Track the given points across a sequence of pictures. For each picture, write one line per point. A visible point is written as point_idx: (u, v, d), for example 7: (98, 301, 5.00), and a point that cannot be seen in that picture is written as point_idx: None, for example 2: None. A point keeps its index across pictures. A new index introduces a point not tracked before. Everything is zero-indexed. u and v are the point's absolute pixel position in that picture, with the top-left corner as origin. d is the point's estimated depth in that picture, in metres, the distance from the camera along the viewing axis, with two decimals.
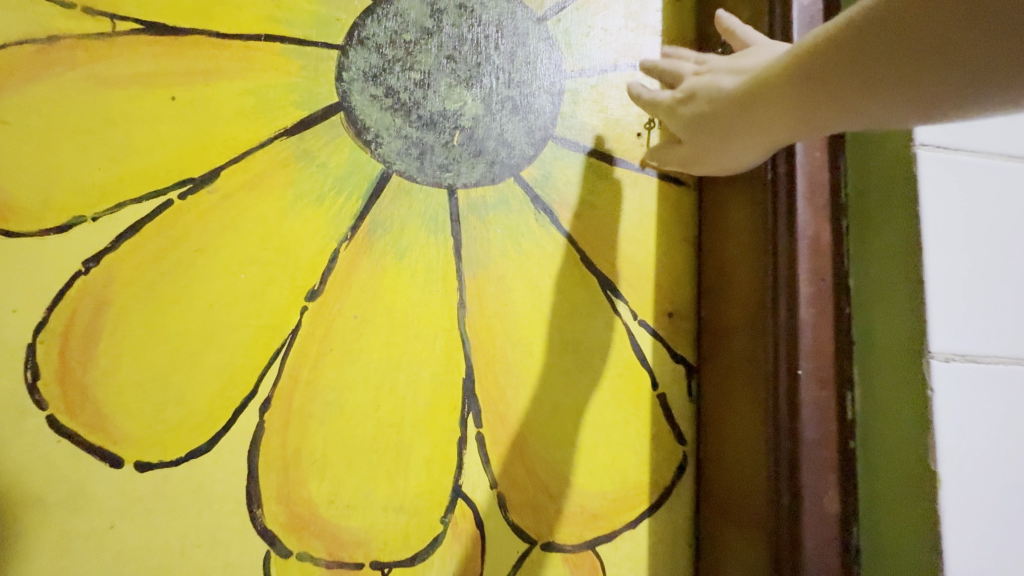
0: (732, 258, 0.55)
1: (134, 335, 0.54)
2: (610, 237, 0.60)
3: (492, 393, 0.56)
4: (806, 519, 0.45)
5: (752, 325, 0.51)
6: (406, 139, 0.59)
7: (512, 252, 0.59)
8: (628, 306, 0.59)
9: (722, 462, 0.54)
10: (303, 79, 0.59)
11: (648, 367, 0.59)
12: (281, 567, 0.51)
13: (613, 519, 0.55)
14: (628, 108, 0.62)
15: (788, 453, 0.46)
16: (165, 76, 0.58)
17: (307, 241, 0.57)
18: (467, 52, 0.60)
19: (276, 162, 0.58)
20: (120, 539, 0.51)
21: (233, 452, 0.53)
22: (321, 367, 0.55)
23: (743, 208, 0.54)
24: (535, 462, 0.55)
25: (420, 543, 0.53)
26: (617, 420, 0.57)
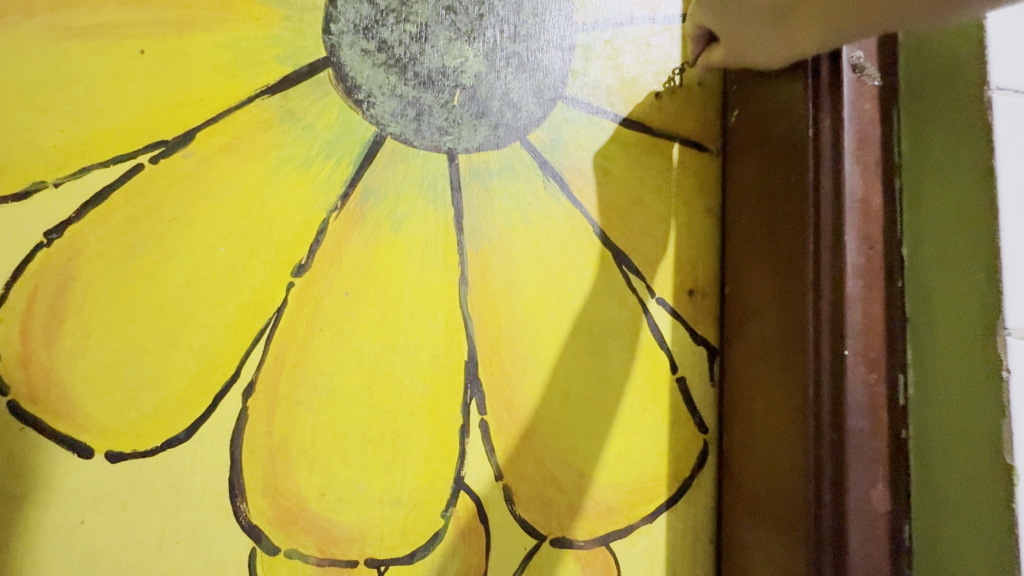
0: (760, 235, 0.53)
1: (103, 315, 0.49)
2: (623, 211, 0.57)
3: (496, 376, 0.53)
4: (853, 509, 0.44)
5: (786, 305, 0.49)
6: (401, 100, 0.55)
7: (521, 222, 0.55)
8: (643, 281, 0.57)
9: (745, 451, 0.52)
10: (287, 30, 0.54)
11: (663, 345, 0.56)
12: (272, 566, 0.49)
13: (630, 513, 0.53)
14: (646, 65, 0.58)
15: (832, 442, 0.44)
16: (132, 26, 0.53)
17: (293, 213, 0.52)
18: (467, 2, 0.56)
19: (259, 124, 0.53)
20: (93, 536, 0.47)
21: (219, 438, 0.49)
22: (309, 349, 0.51)
23: (776, 181, 0.51)
24: (543, 452, 0.53)
25: (419, 540, 0.50)
26: (622, 404, 0.55)
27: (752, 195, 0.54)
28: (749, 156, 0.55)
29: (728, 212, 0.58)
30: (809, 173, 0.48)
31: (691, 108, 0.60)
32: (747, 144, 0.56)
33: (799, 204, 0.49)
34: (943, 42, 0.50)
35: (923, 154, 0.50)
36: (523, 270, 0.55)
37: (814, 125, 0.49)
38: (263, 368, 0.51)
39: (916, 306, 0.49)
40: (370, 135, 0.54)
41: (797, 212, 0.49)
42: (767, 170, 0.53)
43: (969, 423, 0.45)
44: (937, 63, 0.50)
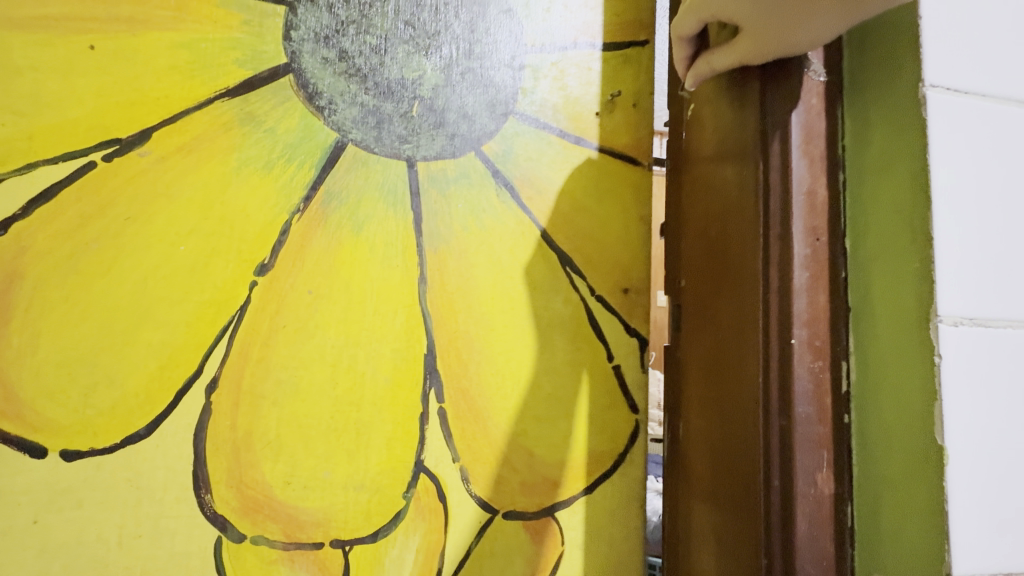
0: (710, 228, 0.53)
1: (54, 313, 0.49)
2: (569, 215, 0.61)
3: (453, 368, 0.56)
4: (798, 502, 0.45)
5: (736, 298, 0.49)
6: (361, 107, 0.56)
7: (476, 226, 0.58)
8: (586, 281, 0.61)
9: (697, 442, 0.53)
10: (246, 34, 0.55)
11: (603, 341, 0.60)
12: (236, 552, 0.50)
13: (569, 486, 0.57)
14: (587, 87, 0.62)
15: (780, 429, 0.45)
16: (84, 23, 0.52)
17: (254, 213, 0.53)
18: (425, 18, 0.58)
19: (218, 125, 0.53)
20: (53, 533, 0.47)
21: (180, 433, 0.50)
22: (271, 344, 0.53)
23: (724, 174, 0.52)
24: (496, 437, 0.56)
25: (381, 521, 0.53)
26: (573, 391, 0.59)
27: (700, 191, 0.55)
28: (698, 150, 0.56)
29: (680, 207, 0.59)
30: (758, 165, 0.48)
31: (631, 126, 0.63)
32: (696, 136, 0.56)
33: (746, 197, 0.49)
34: (880, 23, 0.48)
35: (867, 139, 0.48)
36: (477, 271, 0.58)
37: (765, 117, 0.48)
38: (226, 365, 0.52)
39: (858, 295, 0.48)
40: (331, 140, 0.56)
41: (745, 206, 0.49)
42: (716, 163, 0.53)
43: (907, 415, 0.43)
44: (882, 44, 0.47)
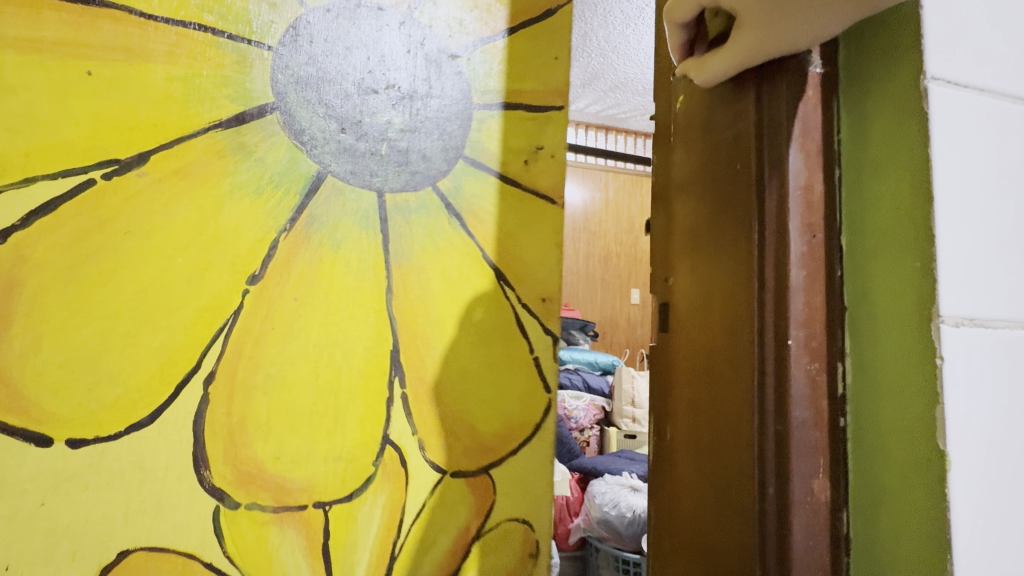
0: (694, 202, 0.42)
1: (59, 317, 0.55)
2: (502, 238, 0.72)
3: (414, 362, 0.66)
4: (794, 512, 0.32)
5: (728, 286, 0.37)
6: (339, 145, 0.66)
7: (432, 246, 0.69)
8: (515, 292, 0.71)
9: (679, 450, 0.42)
10: (236, 72, 0.62)
11: (527, 338, 0.71)
12: (231, 518, 0.58)
13: (504, 445, 0.69)
14: (521, 136, 0.73)
15: (776, 437, 0.33)
16: (80, 54, 0.57)
17: (246, 231, 0.61)
18: (393, 72, 0.69)
19: (212, 152, 0.61)
20: (62, 512, 0.53)
21: (180, 421, 0.57)
22: (261, 345, 0.61)
23: (718, 132, 0.40)
24: (451, 417, 0.67)
25: (355, 485, 0.62)
26: (513, 376, 0.70)
27: (690, 157, 0.43)
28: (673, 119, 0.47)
29: (673, 184, 0.46)
30: (754, 106, 0.36)
31: (550, 173, 0.74)
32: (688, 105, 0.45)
33: (750, 147, 0.36)
34: None
35: (865, 137, 0.35)
36: (434, 284, 0.69)
37: (764, 109, 0.35)
38: (221, 360, 0.59)
39: (855, 293, 0.35)
40: (312, 171, 0.64)
41: (732, 165, 0.38)
42: (706, 123, 0.41)
43: (908, 416, 0.31)
44: (887, 22, 0.34)
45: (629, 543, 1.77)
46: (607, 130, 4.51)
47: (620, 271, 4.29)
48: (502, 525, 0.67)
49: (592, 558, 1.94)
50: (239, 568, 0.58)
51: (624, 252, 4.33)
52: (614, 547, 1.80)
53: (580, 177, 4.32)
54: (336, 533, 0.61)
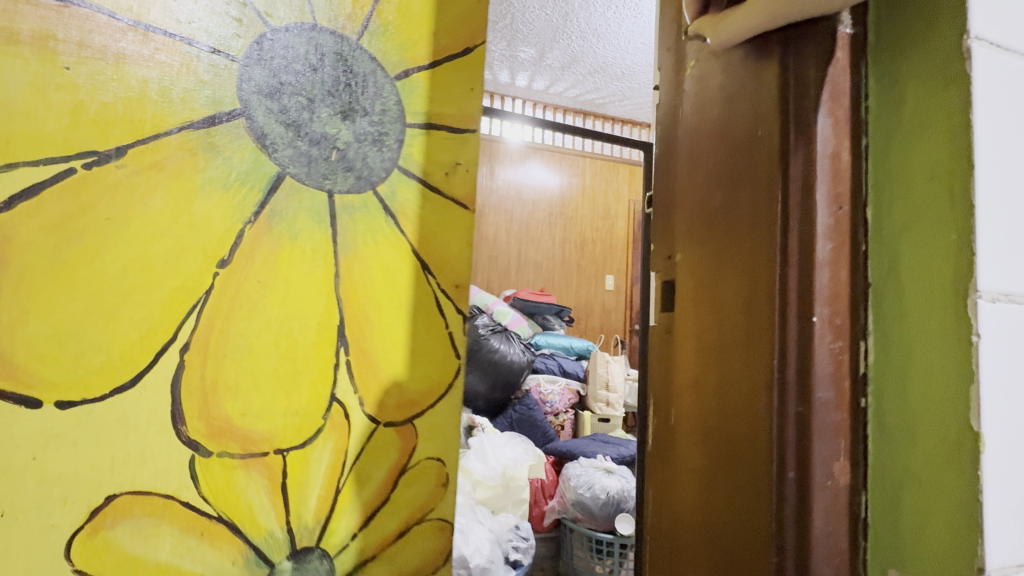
0: (710, 202, 0.45)
1: (50, 290, 0.67)
2: (424, 240, 0.90)
3: (356, 335, 0.84)
4: (814, 495, 0.36)
5: (728, 268, 0.42)
6: (296, 150, 0.81)
7: (372, 241, 0.86)
8: (435, 278, 0.91)
9: (695, 435, 0.44)
10: (206, 79, 0.76)
11: (442, 315, 0.91)
12: (205, 464, 0.74)
13: (426, 399, 0.89)
14: (442, 156, 0.92)
15: (797, 418, 0.37)
16: (59, 57, 0.68)
17: (215, 222, 0.76)
18: (341, 90, 0.84)
19: (184, 150, 0.74)
20: (59, 449, 0.67)
21: (160, 380, 0.72)
22: (230, 319, 0.76)
23: (737, 133, 0.43)
24: (380, 375, 0.86)
25: (308, 433, 0.80)
26: (435, 345, 0.90)
27: (721, 161, 0.44)
28: (693, 121, 0.48)
29: (682, 187, 0.48)
30: (780, 113, 0.39)
31: (466, 184, 0.95)
32: (703, 112, 0.48)
33: (769, 150, 0.39)
34: None
35: (897, 116, 0.38)
36: (372, 274, 0.86)
37: (793, 67, 0.38)
38: (195, 332, 0.74)
39: (880, 272, 0.38)
40: (274, 171, 0.80)
41: (748, 164, 0.41)
42: (727, 131, 0.44)
43: (932, 398, 0.35)
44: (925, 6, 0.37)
45: (599, 523, 2.24)
46: (583, 115, 4.63)
47: (595, 256, 4.48)
48: (421, 463, 0.88)
49: (564, 539, 2.40)
50: (212, 506, 0.74)
51: (598, 237, 4.51)
52: (587, 527, 2.27)
53: (557, 162, 4.44)
54: (292, 474, 0.79)
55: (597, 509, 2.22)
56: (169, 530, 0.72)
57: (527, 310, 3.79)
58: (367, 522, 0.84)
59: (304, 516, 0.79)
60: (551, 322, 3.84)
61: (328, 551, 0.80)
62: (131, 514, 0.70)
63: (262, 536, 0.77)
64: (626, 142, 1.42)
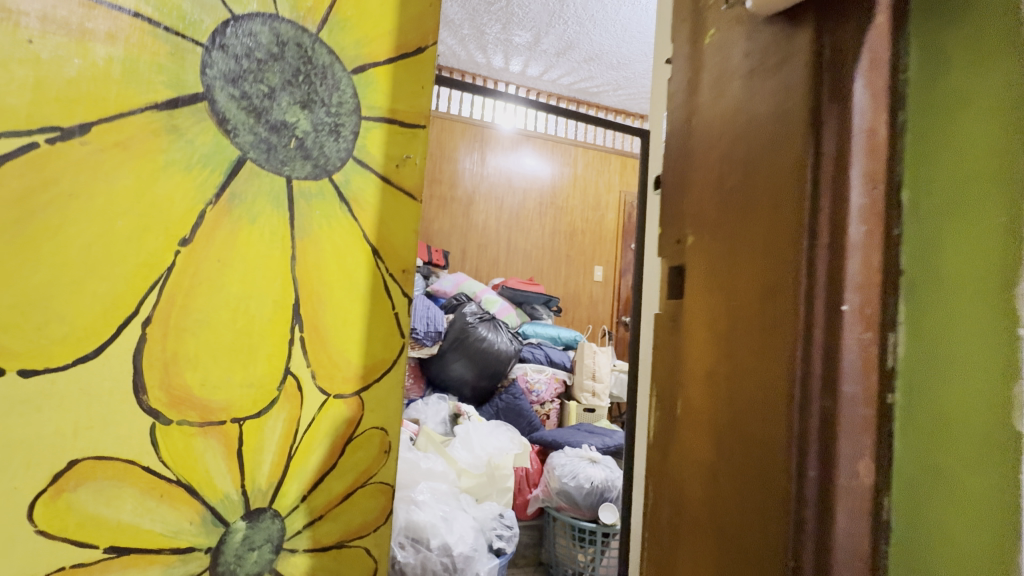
0: (721, 172, 0.39)
1: (7, 265, 0.59)
2: (376, 227, 0.88)
3: (309, 314, 0.82)
4: (837, 497, 0.31)
5: (740, 247, 0.36)
6: (256, 136, 0.76)
7: (326, 224, 0.83)
8: (383, 263, 0.90)
9: (698, 423, 0.39)
10: (171, 62, 0.69)
11: (390, 298, 0.90)
12: (163, 433, 0.69)
13: (371, 375, 0.88)
14: (393, 147, 0.90)
15: (821, 412, 0.31)
16: (19, 30, 0.59)
17: (178, 201, 0.70)
18: (302, 79, 0.79)
19: (149, 130, 0.67)
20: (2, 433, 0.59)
21: (121, 354, 0.66)
22: (192, 295, 0.71)
23: (758, 95, 0.36)
24: (330, 351, 0.84)
25: (263, 402, 0.77)
26: (383, 326, 0.89)
27: (734, 125, 0.38)
28: (712, 84, 0.41)
29: (695, 156, 0.43)
30: (807, 80, 0.32)
31: (416, 176, 0.93)
32: (721, 85, 0.40)
33: (797, 113, 0.33)
34: None
35: (943, 88, 0.33)
36: (326, 257, 0.83)
37: (827, 36, 0.32)
38: (158, 307, 0.68)
39: (915, 262, 0.33)
40: (236, 155, 0.74)
41: (770, 126, 0.34)
42: (748, 87, 0.37)
43: (966, 394, 0.31)
44: None
45: (582, 512, 2.26)
46: (576, 104, 4.57)
47: (584, 248, 4.47)
48: (366, 432, 0.88)
49: (547, 527, 2.43)
50: (171, 470, 0.70)
51: (588, 228, 4.49)
52: (570, 516, 2.28)
53: (548, 151, 4.40)
54: (248, 441, 0.76)
55: (580, 497, 2.22)
56: (133, 491, 0.67)
57: (515, 299, 3.79)
58: (318, 484, 0.83)
59: (258, 479, 0.77)
60: (538, 312, 3.84)
61: (281, 511, 0.79)
62: (95, 478, 0.64)
63: (218, 497, 0.74)
64: (615, 127, 1.39)
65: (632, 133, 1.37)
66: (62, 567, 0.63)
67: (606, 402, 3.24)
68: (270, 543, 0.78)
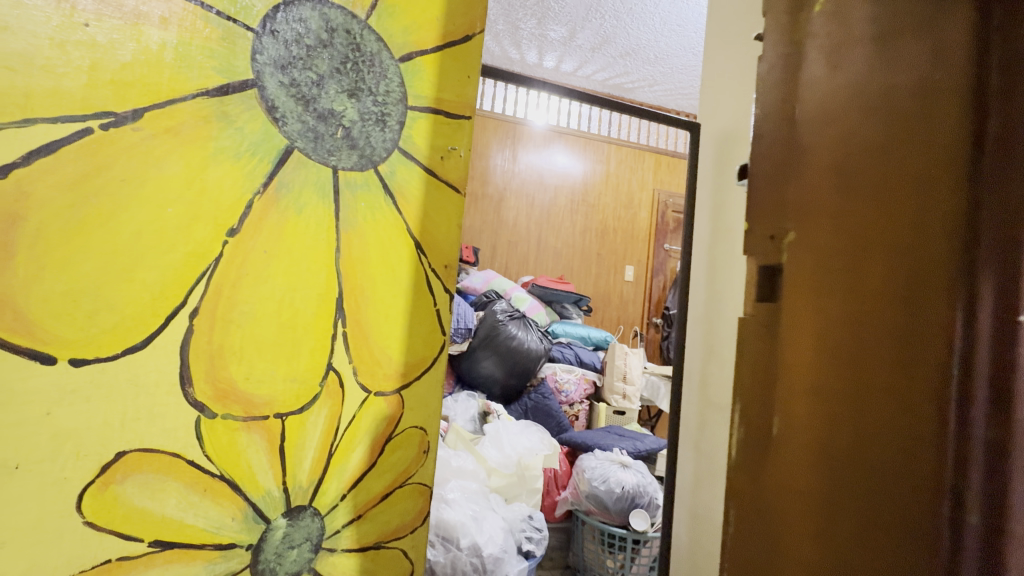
0: (832, 156, 0.33)
1: (60, 251, 0.58)
2: (420, 220, 0.86)
3: (352, 309, 0.80)
4: (1012, 555, 0.24)
5: (861, 244, 0.31)
6: (304, 125, 0.74)
7: (372, 217, 0.81)
8: (427, 258, 0.88)
9: (801, 451, 0.33)
10: (222, 47, 0.67)
11: (432, 293, 0.88)
12: (208, 427, 0.68)
13: (412, 372, 0.86)
14: (438, 138, 0.88)
15: (988, 445, 0.25)
16: (76, 13, 0.58)
17: (227, 190, 0.68)
18: (350, 67, 0.77)
19: (199, 117, 0.66)
20: (50, 423, 0.58)
21: (169, 345, 0.65)
22: (238, 286, 0.70)
23: (888, 64, 0.30)
24: (372, 347, 0.82)
25: (305, 398, 0.76)
26: (424, 322, 0.88)
27: (849, 102, 0.32)
28: (817, 57, 0.36)
29: (802, 136, 0.36)
30: (969, 44, 0.26)
31: (460, 169, 0.91)
32: (838, 56, 0.34)
33: (950, 85, 0.27)
34: None
35: None
36: (370, 250, 0.81)
37: None
38: (205, 298, 0.67)
39: None
40: (284, 144, 0.72)
41: (910, 102, 0.29)
42: (871, 56, 0.32)
43: None
44: None
45: (613, 518, 2.19)
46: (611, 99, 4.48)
47: (615, 247, 4.39)
48: (405, 431, 0.86)
49: (575, 530, 2.38)
50: (215, 464, 0.69)
51: (621, 226, 4.40)
52: (599, 521, 2.22)
53: (581, 147, 4.32)
54: (289, 436, 0.75)
55: (610, 502, 2.16)
56: (177, 485, 0.66)
57: (545, 297, 3.74)
58: (357, 484, 0.81)
59: (299, 476, 0.76)
60: (568, 310, 3.79)
61: (320, 509, 0.78)
62: (141, 470, 0.64)
63: (260, 494, 0.73)
64: (662, 119, 1.33)
65: (679, 125, 1.31)
66: (108, 560, 0.62)
67: (637, 404, 3.16)
68: (309, 541, 0.77)
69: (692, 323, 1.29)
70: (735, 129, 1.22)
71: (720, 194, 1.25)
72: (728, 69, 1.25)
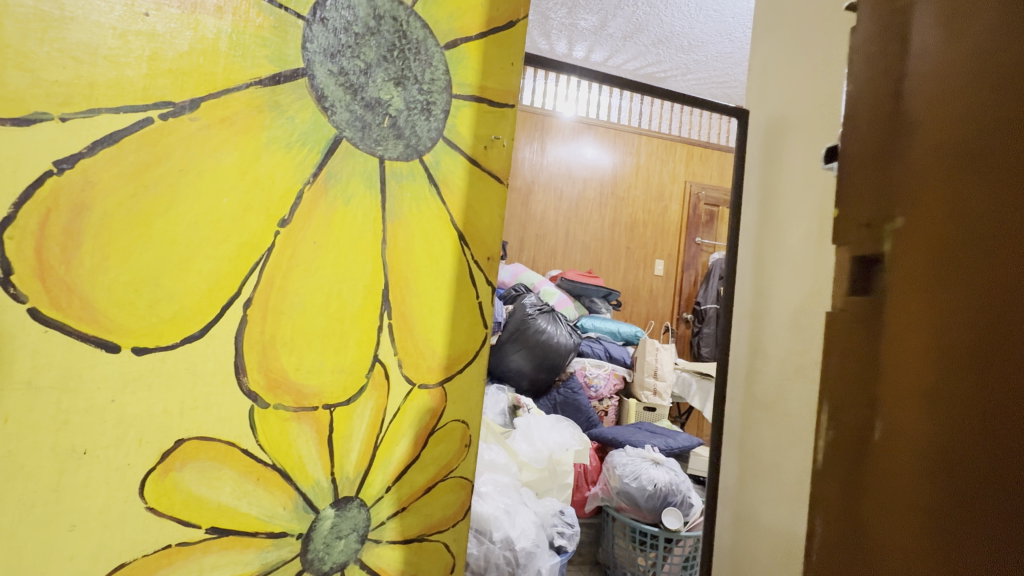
0: (956, 123, 0.28)
1: (124, 241, 0.59)
2: (463, 212, 0.85)
3: (397, 301, 0.79)
4: None
5: (995, 227, 0.25)
6: (351, 114, 0.73)
7: (417, 208, 0.80)
8: (470, 250, 0.86)
9: (904, 463, 0.29)
10: (274, 35, 0.67)
11: (474, 286, 0.87)
12: (261, 417, 0.69)
13: (455, 365, 0.86)
14: (482, 127, 0.86)
15: None
16: (137, 3, 0.59)
17: (278, 180, 0.68)
18: (397, 55, 0.76)
19: (253, 106, 0.66)
20: (116, 409, 0.59)
21: (224, 335, 0.66)
22: (289, 277, 0.70)
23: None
24: (417, 339, 0.81)
25: (352, 389, 0.76)
26: (467, 315, 0.87)
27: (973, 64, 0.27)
28: (927, 13, 0.30)
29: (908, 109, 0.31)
30: None
31: (503, 159, 0.89)
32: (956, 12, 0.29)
33: None
34: None
35: None
36: (415, 242, 0.80)
37: None
38: (258, 289, 0.68)
39: None
40: (332, 134, 0.72)
41: None
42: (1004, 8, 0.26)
43: None
44: None
45: (644, 516, 2.14)
46: None
47: (645, 240, 4.30)
48: (448, 424, 0.86)
49: (606, 527, 2.35)
50: (267, 454, 0.70)
51: (651, 219, 4.31)
52: (631, 518, 2.18)
53: (612, 139, 4.24)
54: (337, 427, 0.75)
55: (642, 499, 2.12)
56: (232, 473, 0.68)
57: (574, 291, 3.71)
58: (401, 476, 0.81)
59: (346, 467, 0.76)
60: (598, 305, 3.73)
61: (367, 501, 0.78)
62: (198, 457, 0.65)
63: (309, 484, 0.73)
64: (709, 106, 1.27)
65: (726, 113, 1.25)
66: (168, 545, 0.64)
67: (669, 401, 3.09)
68: (355, 532, 0.77)
69: (738, 320, 1.23)
70: (787, 115, 1.15)
71: (769, 185, 1.18)
72: (777, 52, 1.19)
